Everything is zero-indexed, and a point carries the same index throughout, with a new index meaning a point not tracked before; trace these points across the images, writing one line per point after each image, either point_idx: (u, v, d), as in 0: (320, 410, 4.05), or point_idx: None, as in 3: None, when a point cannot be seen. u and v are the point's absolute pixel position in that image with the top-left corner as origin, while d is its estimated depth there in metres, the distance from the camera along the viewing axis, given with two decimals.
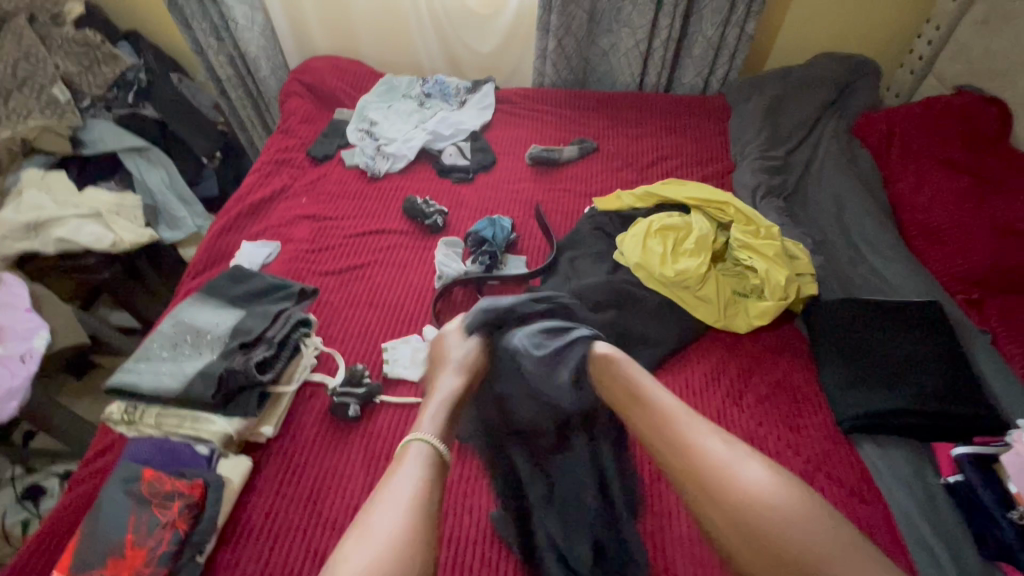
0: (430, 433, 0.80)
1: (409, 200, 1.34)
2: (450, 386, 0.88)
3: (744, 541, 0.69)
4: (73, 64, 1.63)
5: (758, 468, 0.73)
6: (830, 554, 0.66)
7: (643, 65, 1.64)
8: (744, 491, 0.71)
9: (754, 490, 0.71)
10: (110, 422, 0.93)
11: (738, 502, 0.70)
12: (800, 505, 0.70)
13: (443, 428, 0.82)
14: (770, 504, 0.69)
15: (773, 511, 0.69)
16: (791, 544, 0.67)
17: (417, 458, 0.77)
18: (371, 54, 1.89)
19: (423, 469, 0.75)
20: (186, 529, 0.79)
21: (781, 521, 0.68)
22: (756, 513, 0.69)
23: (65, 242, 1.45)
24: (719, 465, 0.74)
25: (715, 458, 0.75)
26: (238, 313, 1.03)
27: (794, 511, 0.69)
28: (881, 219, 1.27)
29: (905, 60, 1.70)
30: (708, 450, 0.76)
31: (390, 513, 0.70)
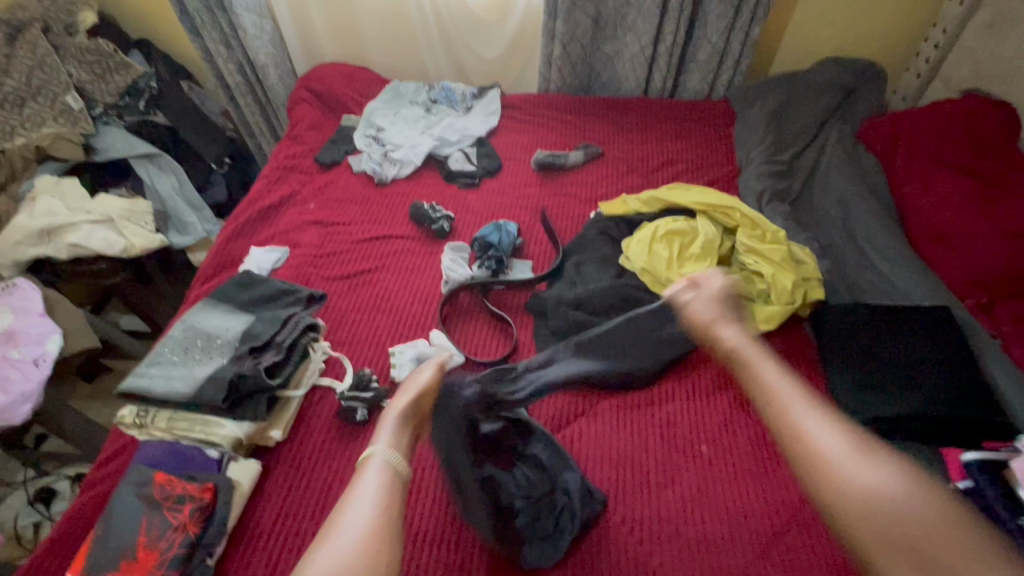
0: (385, 451, 0.66)
1: (416, 205, 1.35)
2: (401, 405, 0.75)
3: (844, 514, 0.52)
4: (86, 72, 1.64)
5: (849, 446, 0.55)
6: (937, 534, 0.49)
7: (647, 71, 1.64)
8: (857, 482, 0.52)
9: (856, 473, 0.53)
10: (122, 425, 0.94)
11: (846, 479, 0.53)
12: (924, 498, 0.51)
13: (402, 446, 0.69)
14: (884, 491, 0.52)
15: (874, 493, 0.51)
16: (880, 520, 0.51)
17: (374, 477, 0.63)
18: (378, 61, 1.91)
19: (382, 487, 0.61)
20: (196, 532, 0.80)
21: (883, 504, 0.51)
22: (874, 503, 0.51)
23: (77, 247, 1.47)
24: (830, 456, 0.55)
25: (826, 440, 0.56)
26: (248, 318, 1.04)
27: (902, 491, 0.51)
28: (887, 223, 1.27)
29: (911, 64, 1.70)
30: (821, 438, 0.57)
31: (361, 510, 0.59)
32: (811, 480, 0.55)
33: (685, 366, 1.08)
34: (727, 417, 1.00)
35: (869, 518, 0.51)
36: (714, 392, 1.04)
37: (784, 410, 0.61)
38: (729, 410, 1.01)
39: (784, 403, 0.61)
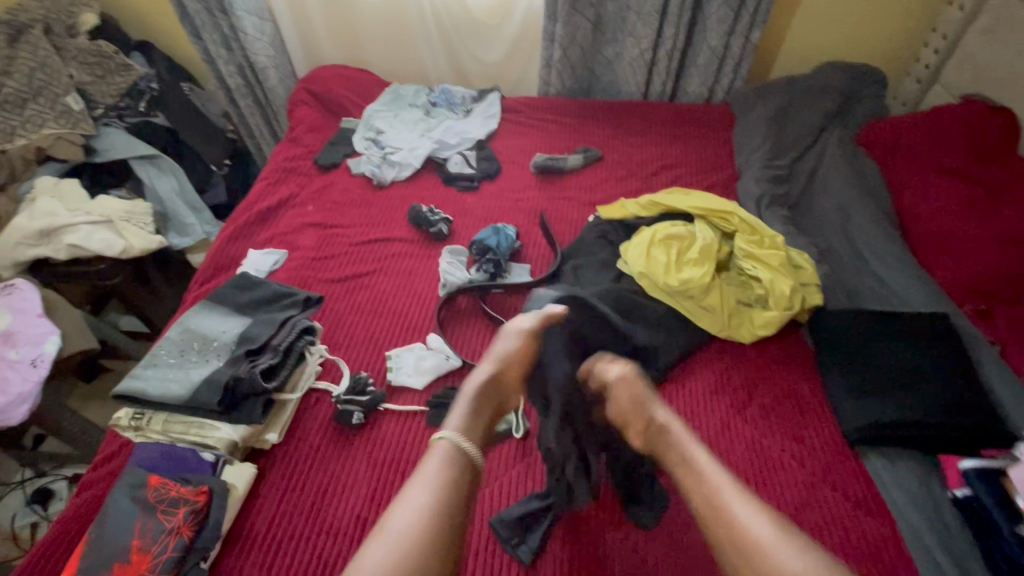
0: (454, 433, 0.80)
1: (414, 208, 1.35)
2: (485, 374, 0.86)
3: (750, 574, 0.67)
4: (86, 73, 1.66)
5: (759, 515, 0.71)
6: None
7: (647, 74, 1.64)
8: (780, 563, 0.66)
9: (780, 557, 0.67)
10: (117, 428, 0.94)
11: (779, 566, 0.66)
12: (834, 569, 0.66)
13: (471, 429, 0.82)
14: (803, 573, 0.65)
15: (796, 574, 0.65)
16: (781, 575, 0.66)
17: (440, 458, 0.77)
18: (378, 63, 1.92)
19: (446, 466, 0.76)
20: (190, 535, 0.80)
21: None
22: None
23: (77, 248, 1.47)
24: (763, 542, 0.68)
25: (753, 525, 0.70)
26: (244, 320, 1.04)
27: (815, 569, 0.65)
28: (886, 228, 1.27)
29: (912, 69, 1.70)
30: (753, 526, 0.70)
31: (403, 516, 0.71)
32: (743, 567, 0.68)
33: (680, 372, 1.08)
34: (725, 422, 1.00)
35: None
36: (711, 397, 1.03)
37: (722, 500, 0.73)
38: (726, 415, 1.01)
39: (720, 493, 0.74)
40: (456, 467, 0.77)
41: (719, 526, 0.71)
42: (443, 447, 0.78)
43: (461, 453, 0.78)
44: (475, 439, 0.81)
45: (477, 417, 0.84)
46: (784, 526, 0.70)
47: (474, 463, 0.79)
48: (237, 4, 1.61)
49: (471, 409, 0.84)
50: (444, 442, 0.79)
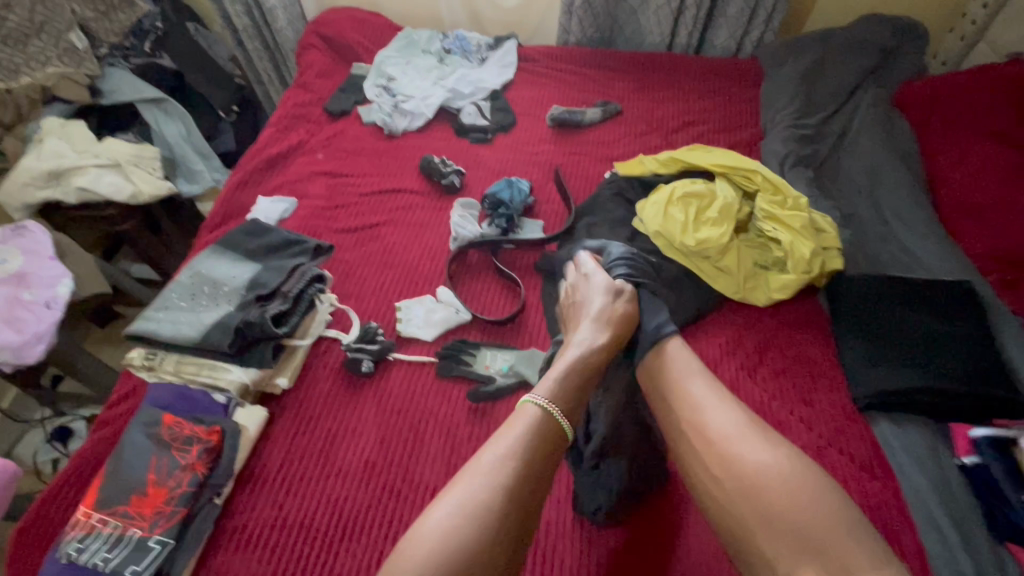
0: (544, 398, 0.76)
1: (426, 158, 1.31)
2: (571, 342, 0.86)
3: (749, 505, 0.67)
4: (90, 9, 1.55)
5: (733, 419, 0.75)
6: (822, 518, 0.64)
7: (673, 25, 1.56)
8: (751, 466, 0.69)
9: (753, 466, 0.69)
10: (131, 367, 0.95)
11: (748, 473, 0.69)
12: (799, 480, 0.67)
13: (563, 393, 0.78)
14: (781, 483, 0.68)
15: (765, 482, 0.68)
16: (777, 501, 0.66)
17: (528, 423, 0.74)
18: (391, 7, 1.83)
19: (529, 433, 0.72)
20: (204, 472, 0.82)
21: (789, 503, 0.66)
22: (766, 487, 0.67)
23: (86, 191, 1.46)
24: (729, 437, 0.73)
25: (725, 438, 0.73)
26: (255, 266, 1.03)
27: (785, 481, 0.67)
28: (915, 193, 1.22)
29: (956, 24, 1.60)
30: (720, 424, 0.75)
31: (478, 483, 0.66)
32: (741, 496, 0.68)
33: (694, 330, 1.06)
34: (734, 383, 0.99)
35: (769, 514, 0.66)
36: (722, 357, 1.02)
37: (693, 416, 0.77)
38: (736, 376, 1.00)
39: (697, 411, 0.77)
40: (542, 436, 0.73)
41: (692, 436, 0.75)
42: (533, 410, 0.75)
43: (551, 417, 0.75)
44: (569, 403, 0.77)
45: (577, 384, 0.80)
46: (763, 444, 0.72)
47: (563, 426, 0.75)
48: None
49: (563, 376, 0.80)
50: (535, 406, 0.75)
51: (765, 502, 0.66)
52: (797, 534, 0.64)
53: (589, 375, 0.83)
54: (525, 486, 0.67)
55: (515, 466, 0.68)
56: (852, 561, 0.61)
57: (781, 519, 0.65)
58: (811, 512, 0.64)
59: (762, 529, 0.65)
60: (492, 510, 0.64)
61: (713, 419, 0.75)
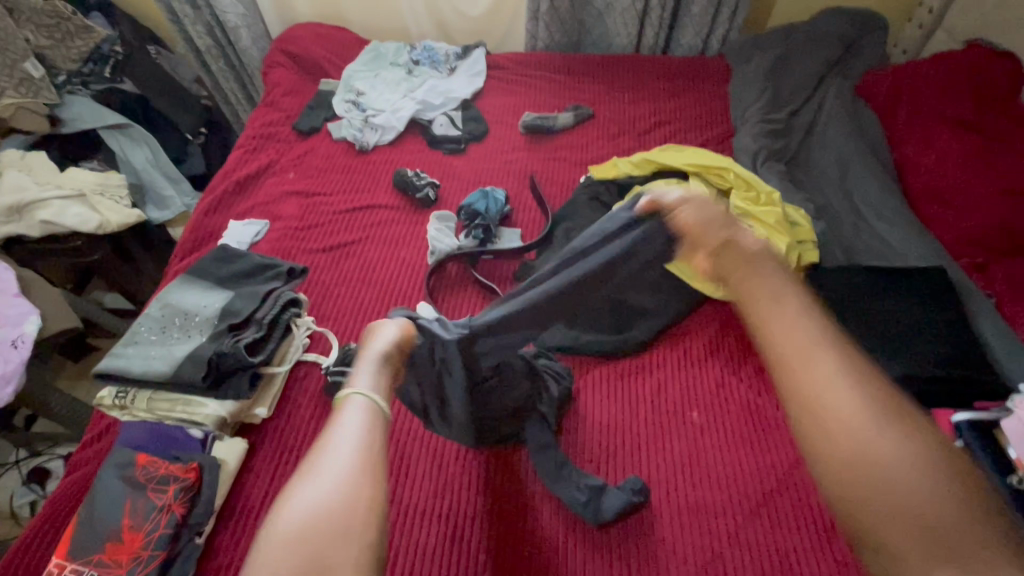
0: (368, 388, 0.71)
1: (399, 172, 1.30)
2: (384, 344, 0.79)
3: (864, 476, 0.59)
4: (44, 36, 1.54)
5: (845, 386, 0.64)
6: (957, 526, 0.56)
7: (640, 26, 1.57)
8: (869, 450, 0.60)
9: (872, 445, 0.60)
10: (102, 407, 0.91)
11: (859, 440, 0.61)
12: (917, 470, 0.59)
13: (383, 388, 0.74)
14: (887, 460, 0.59)
15: (877, 458, 0.60)
16: (891, 473, 0.59)
17: (356, 413, 0.69)
18: (357, 20, 1.82)
19: (364, 421, 0.68)
20: (183, 512, 0.79)
21: (895, 478, 0.58)
22: (879, 467, 0.59)
23: (50, 225, 1.41)
24: (845, 412, 0.62)
25: (848, 415, 0.62)
26: (226, 294, 1.00)
27: (902, 465, 0.59)
28: (885, 182, 1.24)
29: (914, 14, 1.63)
30: (838, 396, 0.64)
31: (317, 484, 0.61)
32: (848, 462, 0.60)
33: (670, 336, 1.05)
34: (720, 382, 0.99)
35: (879, 486, 0.58)
36: (706, 358, 1.02)
37: (807, 373, 0.66)
38: (722, 374, 1.00)
39: (799, 348, 0.69)
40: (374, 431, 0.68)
41: (801, 384, 0.66)
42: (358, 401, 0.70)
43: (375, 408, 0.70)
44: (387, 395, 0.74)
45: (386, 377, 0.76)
46: (890, 428, 0.61)
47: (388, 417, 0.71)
48: None
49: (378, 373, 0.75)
50: (359, 400, 0.70)
51: (872, 478, 0.59)
52: (909, 510, 0.57)
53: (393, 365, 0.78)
54: (370, 478, 0.63)
55: (360, 453, 0.65)
56: (974, 545, 0.55)
57: (884, 489, 0.58)
58: (921, 490, 0.57)
59: (872, 498, 0.58)
60: (333, 505, 0.60)
61: (823, 377, 0.65)
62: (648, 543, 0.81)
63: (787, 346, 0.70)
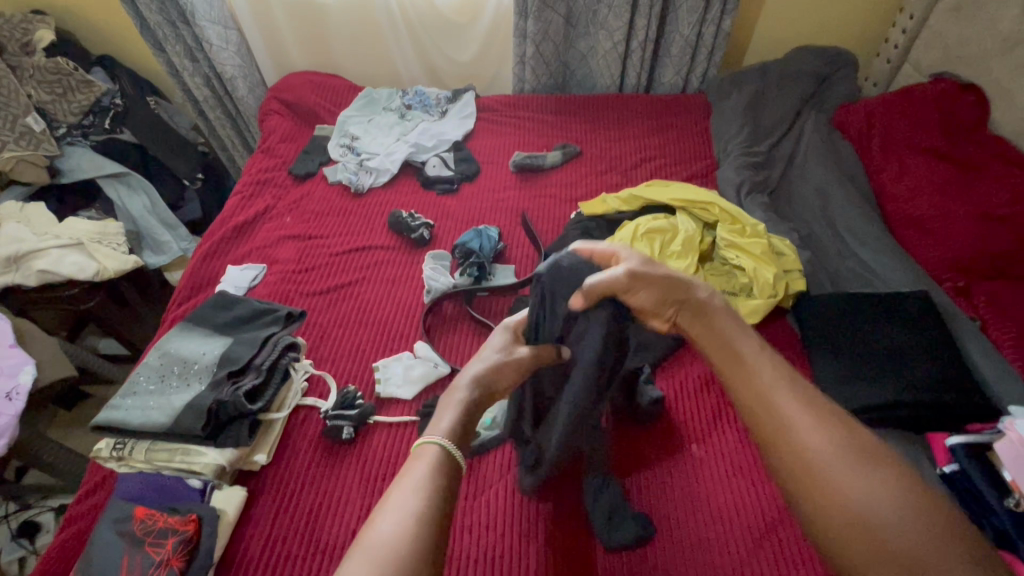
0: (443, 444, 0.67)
1: (394, 214, 1.33)
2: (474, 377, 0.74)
3: (840, 515, 0.58)
4: (46, 92, 1.60)
5: (809, 418, 0.65)
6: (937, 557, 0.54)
7: (622, 67, 1.64)
8: (854, 495, 0.59)
9: (854, 497, 0.59)
10: (99, 459, 0.90)
11: (825, 475, 0.61)
12: (907, 525, 0.57)
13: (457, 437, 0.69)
14: (866, 495, 0.59)
15: (868, 509, 0.58)
16: (857, 504, 0.58)
17: (427, 466, 0.65)
18: (350, 68, 1.89)
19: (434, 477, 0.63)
20: (181, 565, 0.78)
21: (865, 510, 0.58)
22: (854, 501, 0.59)
23: (46, 273, 1.42)
24: (814, 451, 0.62)
25: (832, 460, 0.61)
26: (225, 341, 1.01)
27: (893, 514, 0.57)
28: (864, 210, 1.28)
29: (881, 49, 1.72)
30: (806, 433, 0.64)
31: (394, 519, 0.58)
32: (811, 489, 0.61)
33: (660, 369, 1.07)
34: (717, 413, 1.00)
35: (856, 523, 0.58)
36: (702, 388, 1.04)
37: (777, 406, 0.67)
38: (719, 404, 1.01)
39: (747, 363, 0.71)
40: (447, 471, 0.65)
41: (768, 423, 0.66)
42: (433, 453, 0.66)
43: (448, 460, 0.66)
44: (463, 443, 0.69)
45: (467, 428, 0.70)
46: (859, 466, 0.61)
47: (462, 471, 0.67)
48: (199, 13, 1.56)
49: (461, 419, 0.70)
50: (433, 449, 0.66)
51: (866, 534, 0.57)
52: (878, 540, 0.56)
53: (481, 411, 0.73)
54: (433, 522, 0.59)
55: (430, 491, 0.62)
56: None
57: (857, 519, 0.58)
58: (897, 521, 0.57)
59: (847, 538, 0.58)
60: (409, 540, 0.56)
61: (787, 410, 0.66)
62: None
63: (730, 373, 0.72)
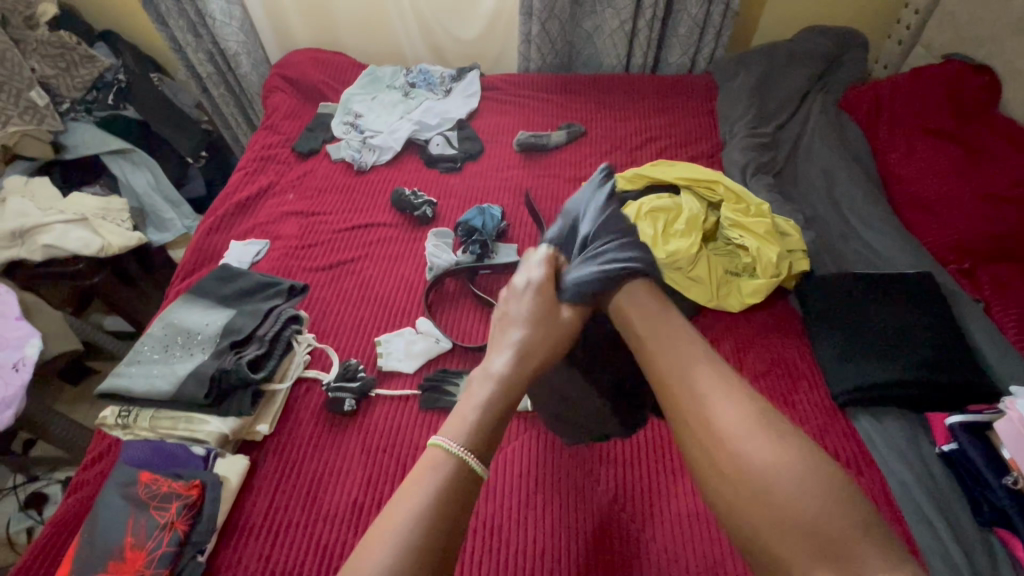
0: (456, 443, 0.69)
1: (397, 192, 1.33)
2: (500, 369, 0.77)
3: (746, 491, 0.62)
4: (50, 66, 1.59)
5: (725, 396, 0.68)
6: (838, 528, 0.57)
7: (628, 46, 1.62)
8: (759, 466, 0.62)
9: (758, 455, 0.62)
10: (105, 427, 0.92)
11: (732, 448, 0.64)
12: (766, 433, 0.64)
13: (478, 431, 0.71)
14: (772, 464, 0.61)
15: (790, 494, 0.59)
16: (758, 468, 0.62)
17: (438, 469, 0.67)
18: (354, 46, 1.87)
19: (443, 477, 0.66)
20: (184, 529, 0.79)
21: (767, 478, 0.61)
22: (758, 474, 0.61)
23: (52, 248, 1.43)
24: (721, 425, 0.66)
25: (737, 431, 0.65)
26: (228, 312, 1.02)
27: (799, 474, 0.60)
28: (871, 192, 1.27)
29: (893, 30, 1.70)
30: (717, 409, 0.67)
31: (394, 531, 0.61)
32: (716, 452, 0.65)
33: None
34: None
35: (763, 494, 0.60)
36: None
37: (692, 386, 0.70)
38: None
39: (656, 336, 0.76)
40: (455, 488, 0.66)
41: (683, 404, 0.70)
42: (446, 459, 0.67)
43: (461, 467, 0.67)
44: (489, 446, 0.71)
45: (495, 422, 0.73)
46: (767, 438, 0.63)
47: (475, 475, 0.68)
48: None
49: (487, 407, 0.73)
50: (442, 455, 0.68)
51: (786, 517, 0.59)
52: (780, 509, 0.59)
53: (511, 401, 0.75)
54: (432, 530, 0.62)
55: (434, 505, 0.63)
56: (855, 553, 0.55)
57: (762, 490, 0.61)
58: (801, 495, 0.59)
59: (753, 513, 0.61)
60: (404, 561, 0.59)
61: (703, 391, 0.69)
62: (640, 548, 0.82)
63: (652, 345, 0.76)
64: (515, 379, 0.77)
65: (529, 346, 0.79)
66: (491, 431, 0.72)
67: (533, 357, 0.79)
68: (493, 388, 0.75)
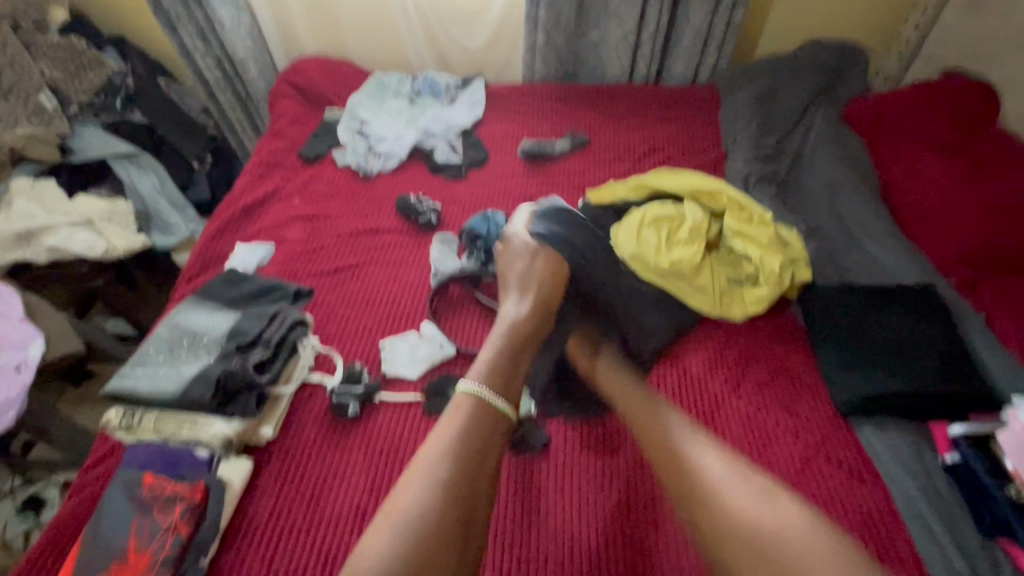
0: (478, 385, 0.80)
1: (403, 198, 1.34)
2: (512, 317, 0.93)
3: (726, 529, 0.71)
4: (58, 70, 1.60)
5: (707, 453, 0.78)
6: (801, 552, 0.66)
7: (632, 57, 1.64)
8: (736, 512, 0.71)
9: (733, 499, 0.72)
10: (108, 429, 0.91)
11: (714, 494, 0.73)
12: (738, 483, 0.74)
13: (495, 372, 0.83)
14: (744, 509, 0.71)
15: (763, 533, 0.68)
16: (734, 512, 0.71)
17: (468, 408, 0.77)
18: (361, 53, 1.89)
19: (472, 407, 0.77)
20: (188, 532, 0.79)
21: (745, 523, 0.70)
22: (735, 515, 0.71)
23: (57, 250, 1.44)
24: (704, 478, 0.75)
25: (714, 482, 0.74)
26: (234, 315, 1.02)
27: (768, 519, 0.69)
28: (872, 203, 1.28)
29: (893, 44, 1.72)
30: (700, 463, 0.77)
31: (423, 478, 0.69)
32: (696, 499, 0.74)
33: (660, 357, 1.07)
34: (720, 399, 1.01)
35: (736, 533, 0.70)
36: (706, 374, 1.04)
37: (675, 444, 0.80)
38: (723, 391, 1.02)
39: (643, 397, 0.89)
40: (478, 434, 0.75)
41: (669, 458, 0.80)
42: (466, 399, 0.78)
43: (488, 405, 0.78)
44: (503, 387, 0.82)
45: (512, 362, 0.86)
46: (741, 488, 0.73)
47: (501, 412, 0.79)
48: None
49: (501, 347, 0.87)
50: (469, 397, 0.78)
51: (767, 549, 0.67)
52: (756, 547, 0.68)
53: (522, 350, 0.89)
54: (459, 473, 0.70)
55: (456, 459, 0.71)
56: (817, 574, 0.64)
57: (738, 529, 0.70)
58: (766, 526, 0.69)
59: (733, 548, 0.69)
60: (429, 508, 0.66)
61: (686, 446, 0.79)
62: (651, 558, 0.82)
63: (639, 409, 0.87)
64: (528, 324, 0.92)
65: (535, 299, 0.96)
66: (509, 369, 0.85)
67: (535, 312, 0.94)
68: (503, 335, 0.89)
